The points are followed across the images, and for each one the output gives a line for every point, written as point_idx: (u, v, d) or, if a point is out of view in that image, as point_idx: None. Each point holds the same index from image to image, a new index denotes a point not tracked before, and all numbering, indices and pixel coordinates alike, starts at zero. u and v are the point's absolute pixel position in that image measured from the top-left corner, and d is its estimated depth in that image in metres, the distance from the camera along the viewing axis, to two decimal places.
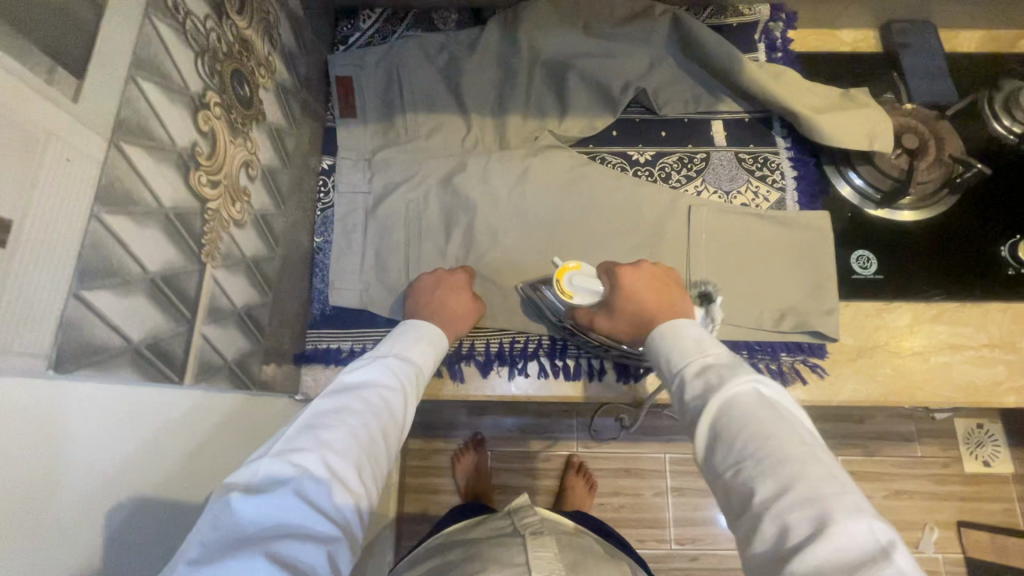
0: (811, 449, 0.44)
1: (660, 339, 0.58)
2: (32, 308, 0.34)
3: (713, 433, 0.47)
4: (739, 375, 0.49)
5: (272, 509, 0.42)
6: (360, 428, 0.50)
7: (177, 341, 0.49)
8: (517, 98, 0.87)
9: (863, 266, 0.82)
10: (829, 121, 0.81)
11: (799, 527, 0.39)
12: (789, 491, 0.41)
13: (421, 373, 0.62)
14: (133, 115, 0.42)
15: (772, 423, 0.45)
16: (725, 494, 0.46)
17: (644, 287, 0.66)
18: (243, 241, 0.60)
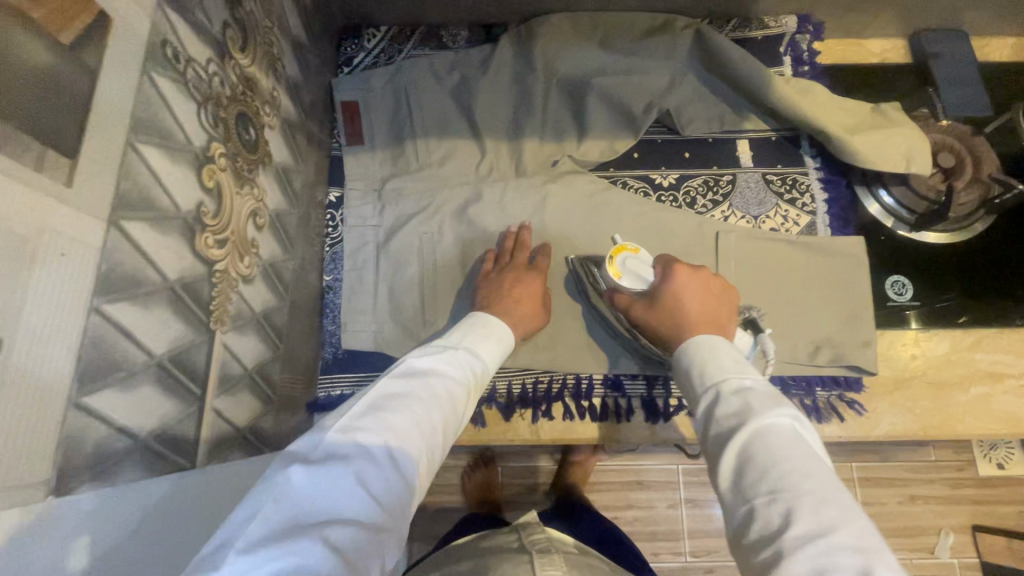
0: (846, 497, 0.41)
1: (696, 351, 0.56)
2: (27, 434, 0.29)
3: (744, 455, 0.45)
4: (781, 408, 0.47)
5: (327, 485, 0.39)
6: (426, 417, 0.47)
7: (187, 424, 0.45)
8: (533, 121, 0.83)
9: (899, 293, 0.78)
10: (864, 142, 0.77)
11: (836, 571, 0.36)
12: (827, 534, 0.38)
13: (486, 370, 0.58)
14: (133, 186, 0.38)
15: (810, 462, 0.43)
16: (745, 521, 0.43)
17: (693, 292, 0.64)
18: (252, 296, 0.56)
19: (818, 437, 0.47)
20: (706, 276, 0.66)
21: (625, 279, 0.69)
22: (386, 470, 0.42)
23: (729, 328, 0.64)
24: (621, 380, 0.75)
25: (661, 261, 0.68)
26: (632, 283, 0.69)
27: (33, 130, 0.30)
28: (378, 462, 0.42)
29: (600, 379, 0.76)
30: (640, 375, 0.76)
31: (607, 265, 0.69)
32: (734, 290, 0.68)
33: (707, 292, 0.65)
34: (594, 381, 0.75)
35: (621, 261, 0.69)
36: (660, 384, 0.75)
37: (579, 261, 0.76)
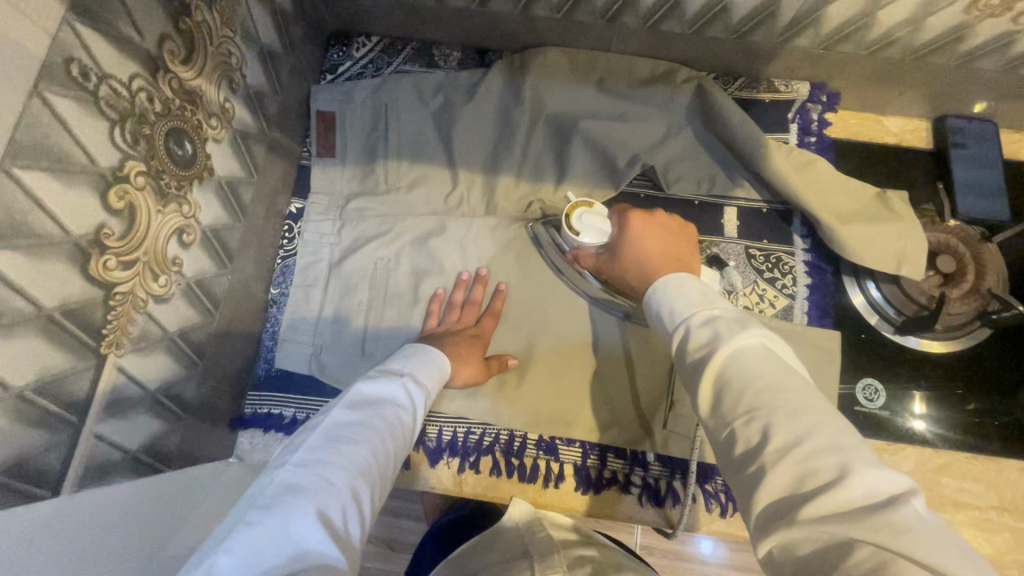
0: (824, 404, 0.40)
1: (663, 290, 0.54)
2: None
3: (720, 382, 0.43)
4: (748, 327, 0.45)
5: (290, 532, 0.36)
6: (380, 449, 0.46)
7: (52, 454, 0.43)
8: (511, 156, 0.79)
9: (870, 398, 0.73)
10: (856, 233, 0.71)
11: (818, 471, 0.35)
12: (805, 439, 0.37)
13: (430, 401, 0.58)
14: (4, 214, 0.36)
15: (782, 373, 0.41)
16: (728, 443, 0.41)
17: (653, 234, 0.64)
18: (165, 314, 0.54)
19: (788, 346, 0.46)
20: (659, 220, 0.66)
21: (587, 236, 0.67)
22: (348, 507, 0.40)
23: (693, 264, 0.63)
24: (556, 443, 0.72)
25: (617, 213, 0.68)
26: (596, 239, 0.68)
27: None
28: (342, 499, 0.40)
29: (535, 438, 0.72)
30: (576, 440, 0.72)
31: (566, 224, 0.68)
32: (693, 231, 0.67)
33: (665, 235, 0.64)
34: (527, 439, 0.72)
35: (580, 220, 0.68)
36: (595, 453, 0.72)
37: (544, 224, 0.76)
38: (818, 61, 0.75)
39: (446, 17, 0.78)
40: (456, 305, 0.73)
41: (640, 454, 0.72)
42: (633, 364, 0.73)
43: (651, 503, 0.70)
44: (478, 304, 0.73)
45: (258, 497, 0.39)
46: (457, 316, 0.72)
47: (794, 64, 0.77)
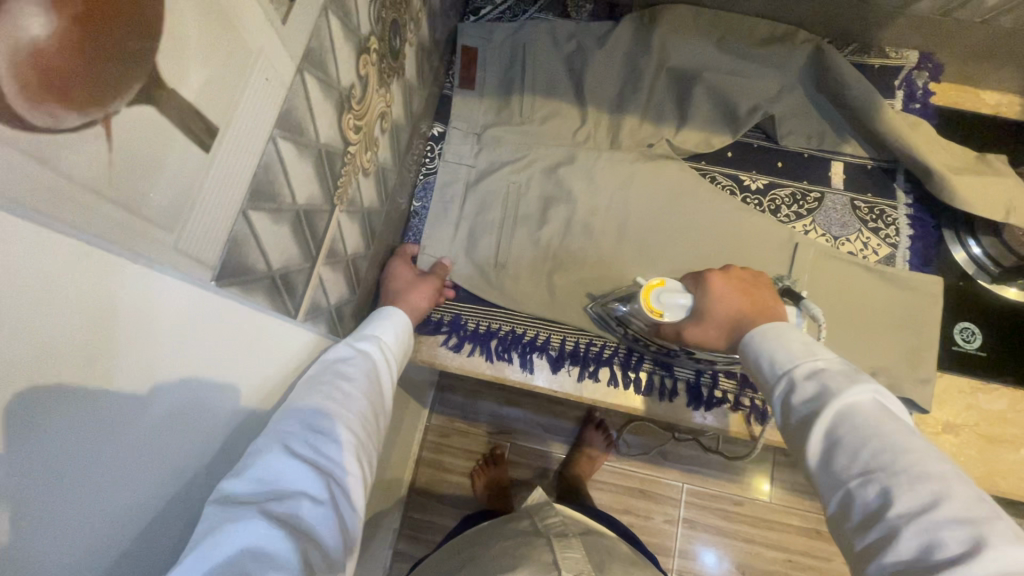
0: (950, 470, 0.41)
1: (760, 344, 0.56)
2: (211, 218, 0.33)
3: (832, 441, 0.45)
4: (861, 383, 0.47)
5: (263, 472, 0.41)
6: (341, 391, 0.50)
7: (300, 276, 0.49)
8: (637, 99, 0.85)
9: (967, 340, 0.78)
10: (966, 183, 0.76)
11: (948, 544, 0.37)
12: (930, 508, 0.38)
13: (395, 352, 0.62)
14: (318, 45, 0.42)
15: (902, 435, 0.43)
16: (844, 507, 0.43)
17: (730, 290, 0.63)
18: (365, 190, 0.60)
19: (904, 406, 0.47)
20: (737, 273, 0.65)
21: (669, 314, 0.65)
22: (316, 442, 0.45)
23: (779, 308, 0.63)
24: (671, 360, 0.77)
25: (691, 277, 0.67)
26: (677, 315, 0.65)
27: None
28: (310, 435, 0.45)
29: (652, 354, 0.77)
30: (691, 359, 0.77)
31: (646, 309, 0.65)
32: (766, 277, 0.67)
33: (742, 283, 0.64)
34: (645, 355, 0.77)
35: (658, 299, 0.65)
36: (709, 373, 0.76)
37: (600, 303, 0.77)
38: (933, 32, 0.81)
39: None
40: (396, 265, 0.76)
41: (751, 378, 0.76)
42: None
43: (761, 423, 0.74)
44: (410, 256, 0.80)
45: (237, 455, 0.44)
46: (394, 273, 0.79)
47: (908, 32, 0.83)
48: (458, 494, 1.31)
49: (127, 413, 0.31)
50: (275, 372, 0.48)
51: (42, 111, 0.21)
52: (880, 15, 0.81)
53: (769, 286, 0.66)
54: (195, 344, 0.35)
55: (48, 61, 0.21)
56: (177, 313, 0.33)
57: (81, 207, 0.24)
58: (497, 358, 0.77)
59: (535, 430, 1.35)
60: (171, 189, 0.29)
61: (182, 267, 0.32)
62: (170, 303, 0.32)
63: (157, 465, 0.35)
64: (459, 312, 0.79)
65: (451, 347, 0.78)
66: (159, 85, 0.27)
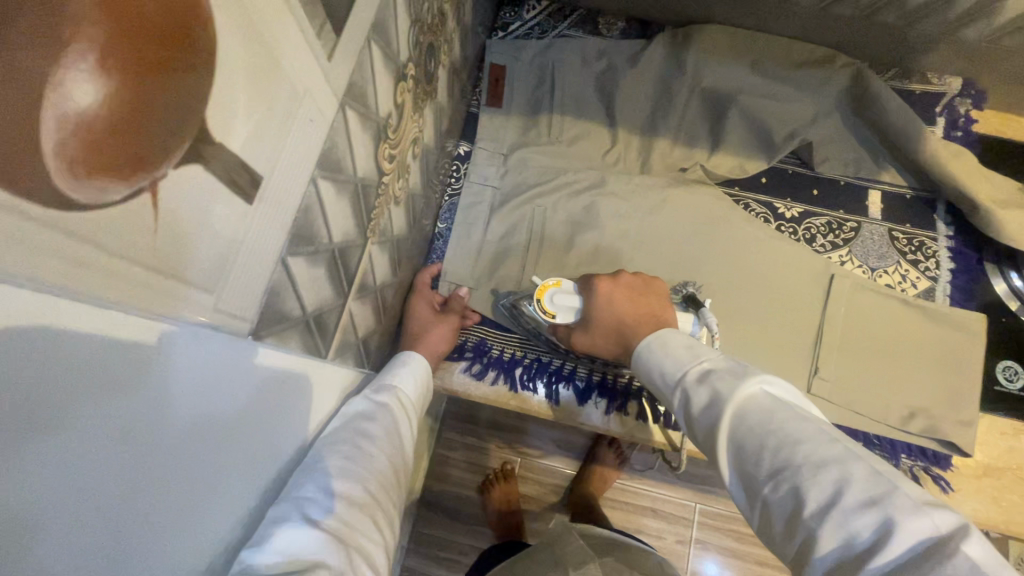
0: (843, 445, 0.39)
1: (649, 354, 0.56)
2: (249, 271, 0.31)
3: (735, 442, 0.43)
4: (745, 376, 0.46)
5: (281, 541, 0.35)
6: (360, 448, 0.46)
7: (332, 315, 0.46)
8: (669, 121, 0.83)
9: (1010, 379, 0.74)
10: (1011, 217, 0.74)
11: (863, 531, 0.34)
12: (837, 501, 0.36)
13: (407, 403, 0.57)
14: (360, 78, 0.40)
15: (792, 421, 0.41)
16: (767, 515, 0.40)
17: (621, 296, 0.64)
18: (395, 218, 0.58)
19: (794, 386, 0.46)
20: (626, 278, 0.66)
21: (560, 316, 0.67)
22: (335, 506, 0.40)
23: (668, 314, 0.64)
24: None
25: (582, 281, 0.67)
26: (568, 317, 0.67)
27: (335, 28, 0.34)
28: (330, 498, 0.40)
29: None
30: None
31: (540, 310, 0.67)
32: (661, 281, 0.68)
33: (632, 289, 0.64)
34: None
35: (551, 301, 0.67)
36: None
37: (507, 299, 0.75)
38: (978, 58, 0.79)
39: None
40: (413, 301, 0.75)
41: None
42: (778, 324, 0.76)
43: None
44: (426, 283, 0.77)
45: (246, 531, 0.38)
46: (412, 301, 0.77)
47: (952, 59, 0.81)
48: (468, 512, 1.28)
49: (173, 477, 0.27)
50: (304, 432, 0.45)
51: (89, 188, 0.19)
52: (924, 41, 0.78)
53: (662, 291, 0.66)
54: (231, 405, 0.32)
55: (93, 131, 0.19)
56: (209, 368, 0.29)
57: (119, 277, 0.22)
58: (520, 387, 0.75)
59: (547, 448, 1.32)
60: (213, 244, 0.27)
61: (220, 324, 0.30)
62: (199, 357, 0.28)
63: (191, 549, 0.30)
64: (484, 338, 0.77)
65: (474, 374, 0.75)
66: (207, 142, 0.25)
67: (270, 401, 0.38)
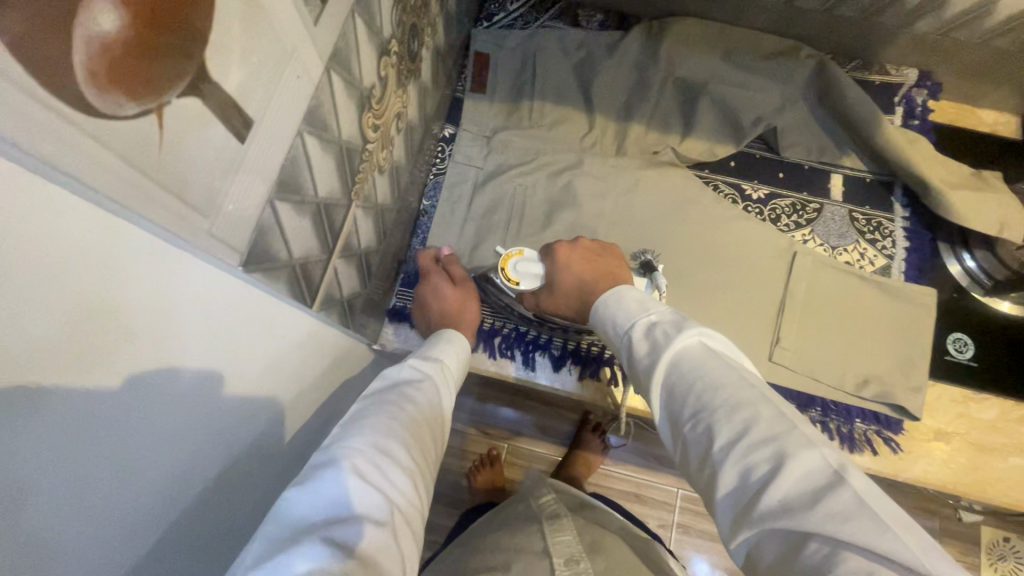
0: (754, 392, 0.43)
1: (604, 310, 0.59)
2: (241, 207, 0.35)
3: (668, 388, 0.48)
4: (684, 330, 0.49)
5: (328, 493, 0.42)
6: (401, 412, 0.52)
7: (318, 267, 0.51)
8: (644, 108, 0.87)
9: (959, 350, 0.80)
10: (960, 198, 0.79)
11: (759, 465, 0.39)
12: (744, 437, 0.40)
13: (449, 374, 0.63)
14: (344, 46, 0.44)
15: (718, 370, 0.45)
16: (685, 451, 0.45)
17: (576, 260, 0.68)
18: (379, 187, 0.62)
19: (730, 340, 0.50)
20: (583, 246, 0.70)
21: (524, 283, 0.71)
22: (378, 462, 0.46)
23: (622, 273, 0.68)
24: None
25: (543, 249, 0.71)
26: (533, 284, 0.71)
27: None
28: (375, 454, 0.46)
29: None
30: None
31: (503, 277, 0.72)
32: (615, 246, 0.73)
33: (587, 254, 0.69)
34: None
35: (514, 268, 0.72)
36: None
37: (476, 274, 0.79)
38: (932, 50, 0.84)
39: None
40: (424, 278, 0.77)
41: None
42: (743, 299, 0.81)
43: None
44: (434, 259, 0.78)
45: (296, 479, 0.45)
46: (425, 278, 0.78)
47: (909, 51, 0.86)
48: (454, 492, 1.32)
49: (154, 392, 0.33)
50: (286, 379, 0.51)
51: (107, 100, 0.23)
52: (881, 33, 0.83)
53: (615, 255, 0.71)
54: (216, 342, 0.38)
55: (111, 54, 0.23)
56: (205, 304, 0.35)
57: (144, 195, 0.27)
58: (500, 355, 0.79)
59: (532, 431, 1.36)
60: (208, 179, 0.31)
61: (215, 252, 0.34)
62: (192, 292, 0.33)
63: (167, 449, 0.36)
64: None
65: None
66: (205, 79, 0.29)
67: (257, 351, 0.44)
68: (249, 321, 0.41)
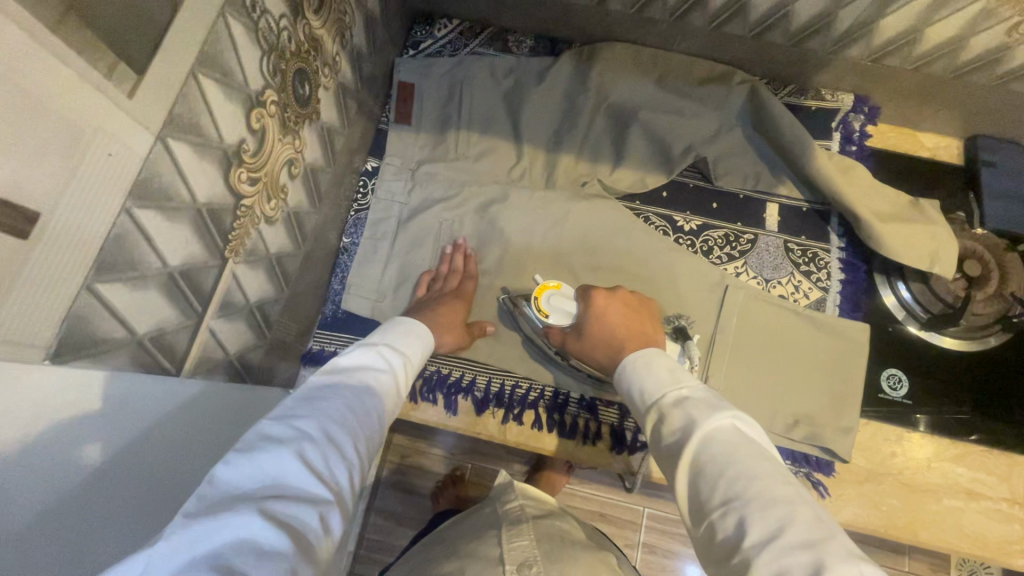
0: (792, 490, 0.41)
1: (633, 366, 0.58)
2: (39, 296, 0.33)
3: (697, 469, 0.45)
4: (720, 410, 0.48)
5: (265, 467, 0.40)
6: (358, 400, 0.50)
7: (181, 335, 0.48)
8: (574, 138, 0.85)
9: (893, 387, 0.77)
10: (893, 231, 0.76)
11: (793, 568, 0.36)
12: (777, 534, 0.38)
13: (408, 369, 0.61)
14: (185, 110, 0.42)
15: (755, 460, 0.43)
16: (711, 538, 0.42)
17: (615, 312, 0.66)
18: (270, 237, 0.60)
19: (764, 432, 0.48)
20: (625, 297, 0.69)
21: (553, 318, 0.69)
22: (327, 449, 0.44)
23: (658, 337, 0.66)
24: (596, 403, 0.76)
25: (583, 290, 0.70)
26: (562, 321, 0.70)
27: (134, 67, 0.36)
28: (326, 440, 0.44)
29: (578, 397, 0.77)
30: (616, 402, 0.76)
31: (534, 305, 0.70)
32: (652, 304, 0.71)
33: (628, 307, 0.67)
34: (570, 397, 0.77)
35: (547, 301, 0.70)
36: (634, 417, 0.75)
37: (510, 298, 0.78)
38: (866, 75, 0.81)
39: (527, 5, 0.85)
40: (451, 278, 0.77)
41: None
42: None
43: None
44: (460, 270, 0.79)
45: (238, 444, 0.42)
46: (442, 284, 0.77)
47: (843, 76, 0.83)
48: None
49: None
50: (207, 450, 0.48)
51: None
52: (813, 59, 0.80)
53: (657, 319, 0.69)
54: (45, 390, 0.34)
55: None
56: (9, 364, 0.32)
57: None
58: (421, 399, 0.77)
59: None
60: None
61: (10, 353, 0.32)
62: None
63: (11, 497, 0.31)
64: None
65: None
66: None
67: (143, 432, 0.42)
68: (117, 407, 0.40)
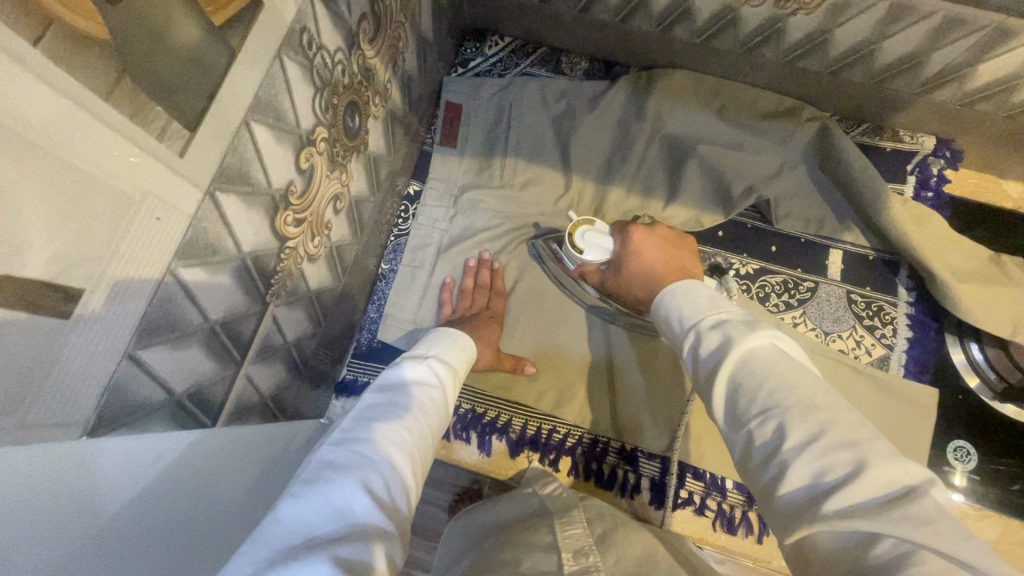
0: (834, 398, 0.36)
1: (668, 298, 0.51)
2: (82, 367, 0.31)
3: (733, 383, 0.40)
4: (760, 328, 0.42)
5: (334, 501, 0.37)
6: (416, 420, 0.48)
7: (219, 386, 0.47)
8: (626, 170, 0.80)
9: (960, 460, 0.71)
10: (971, 292, 0.71)
11: (835, 468, 0.32)
12: (823, 437, 0.33)
13: (457, 381, 0.59)
14: (236, 162, 0.39)
15: (797, 373, 0.38)
16: (746, 450, 0.37)
17: (652, 246, 0.63)
18: (311, 274, 0.57)
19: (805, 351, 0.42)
20: (661, 232, 0.65)
21: (589, 253, 0.66)
22: (391, 478, 0.41)
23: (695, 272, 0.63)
24: (636, 455, 0.72)
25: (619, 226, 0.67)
26: (598, 255, 0.66)
27: (186, 125, 0.33)
28: (389, 468, 0.41)
29: (617, 446, 0.73)
30: (658, 455, 0.72)
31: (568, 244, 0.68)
32: (689, 241, 0.67)
33: (668, 244, 0.63)
34: (610, 446, 0.73)
35: (582, 237, 0.67)
36: (675, 471, 0.71)
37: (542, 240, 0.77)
38: (952, 119, 0.75)
39: (584, 27, 0.80)
40: (473, 294, 0.75)
41: (718, 479, 0.71)
42: None
43: (724, 529, 0.69)
44: (488, 285, 0.76)
45: (299, 476, 0.40)
46: (469, 302, 0.74)
47: (924, 119, 0.77)
48: None
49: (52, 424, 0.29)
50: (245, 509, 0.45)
51: None
52: (894, 99, 0.74)
53: (694, 259, 0.65)
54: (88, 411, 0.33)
55: None
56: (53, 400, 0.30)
57: None
58: (454, 437, 0.74)
59: None
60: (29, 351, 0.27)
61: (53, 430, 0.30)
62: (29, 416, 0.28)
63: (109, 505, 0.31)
64: None
65: None
66: None
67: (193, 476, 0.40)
68: (114, 467, 0.33)
